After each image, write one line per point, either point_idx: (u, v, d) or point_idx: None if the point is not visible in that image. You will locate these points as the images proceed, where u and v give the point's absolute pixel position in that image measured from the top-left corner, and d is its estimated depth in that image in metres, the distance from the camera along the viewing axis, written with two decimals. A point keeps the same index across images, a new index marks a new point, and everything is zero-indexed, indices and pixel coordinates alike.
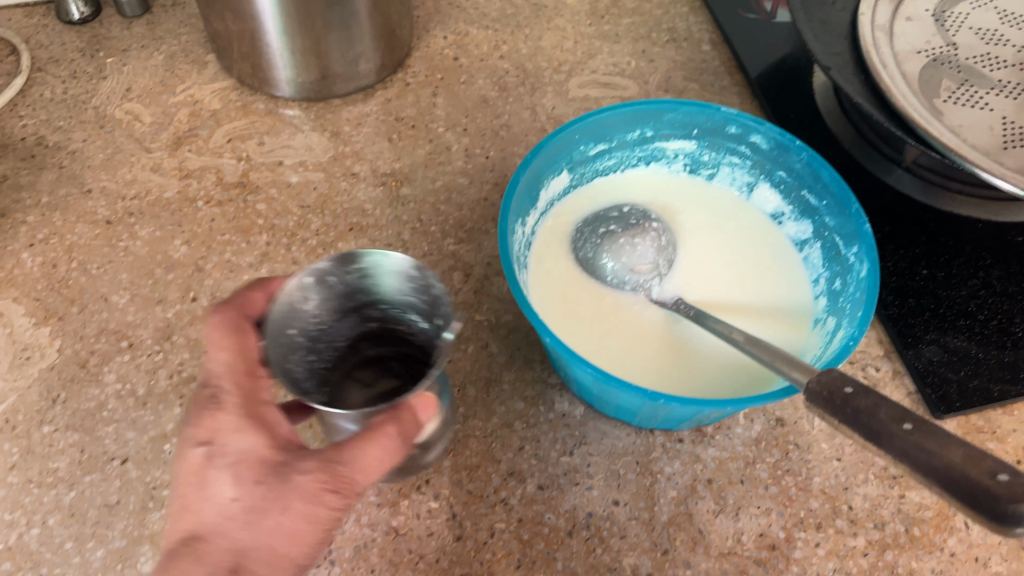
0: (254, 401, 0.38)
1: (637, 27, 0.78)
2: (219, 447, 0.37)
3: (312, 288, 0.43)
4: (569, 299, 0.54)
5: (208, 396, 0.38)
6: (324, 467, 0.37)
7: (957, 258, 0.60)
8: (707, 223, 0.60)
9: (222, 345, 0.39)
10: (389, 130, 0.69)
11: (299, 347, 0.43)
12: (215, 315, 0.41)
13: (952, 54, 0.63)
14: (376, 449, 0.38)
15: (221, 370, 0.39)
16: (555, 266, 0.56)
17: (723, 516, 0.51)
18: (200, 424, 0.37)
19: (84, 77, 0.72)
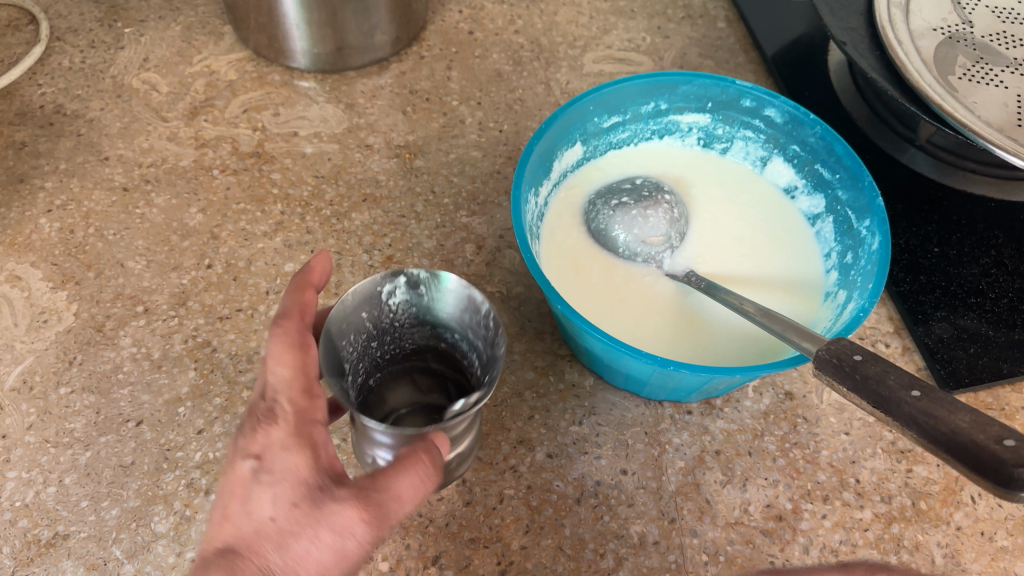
0: (309, 421, 0.37)
1: (653, 3, 0.78)
2: (267, 466, 0.35)
3: (401, 287, 0.42)
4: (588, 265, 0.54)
5: (265, 410, 0.37)
6: (359, 496, 0.35)
7: (969, 236, 0.60)
8: (724, 198, 0.60)
9: (284, 360, 0.37)
10: (404, 103, 0.70)
11: (362, 334, 0.43)
12: (277, 326, 0.38)
13: (968, 32, 0.63)
14: (409, 483, 0.36)
15: (280, 385, 0.37)
16: (568, 237, 0.56)
17: (731, 486, 0.51)
18: (252, 437, 0.36)
19: (102, 46, 0.72)
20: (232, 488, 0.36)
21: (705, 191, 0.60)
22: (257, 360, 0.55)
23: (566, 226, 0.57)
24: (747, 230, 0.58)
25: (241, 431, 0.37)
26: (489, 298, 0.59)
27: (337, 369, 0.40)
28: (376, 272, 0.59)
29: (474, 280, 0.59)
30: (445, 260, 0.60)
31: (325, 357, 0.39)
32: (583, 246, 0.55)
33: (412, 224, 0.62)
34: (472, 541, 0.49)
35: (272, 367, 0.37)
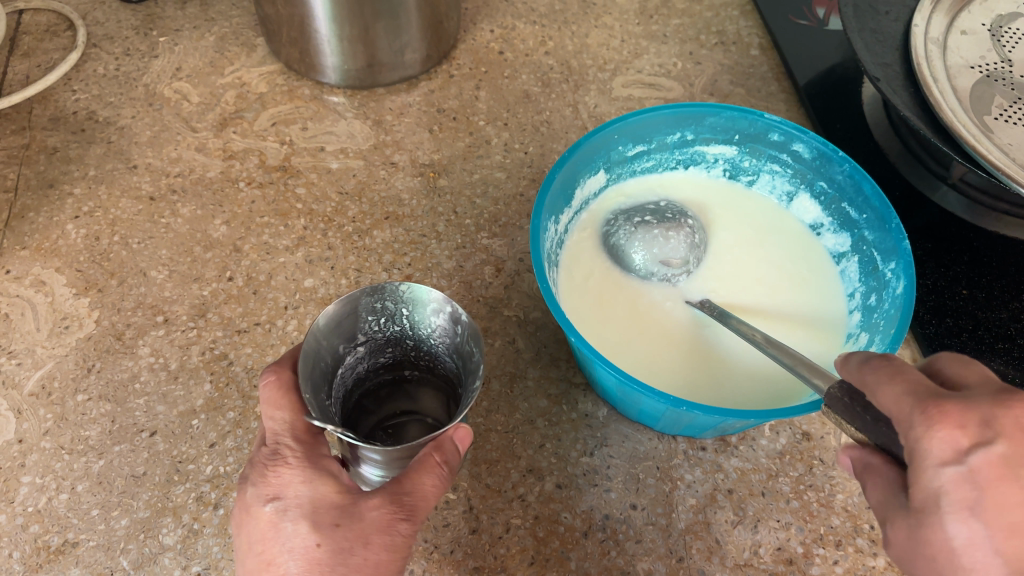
0: (316, 454, 0.39)
1: (686, 28, 0.77)
2: (289, 501, 0.37)
3: (444, 314, 0.41)
4: (608, 279, 0.55)
5: (269, 454, 0.38)
6: (391, 501, 0.37)
7: (1000, 280, 0.59)
8: (754, 235, 0.59)
9: (279, 403, 0.39)
10: (431, 121, 0.70)
11: (395, 326, 0.43)
12: (266, 373, 0.40)
13: (1007, 71, 0.61)
14: (429, 479, 0.37)
15: (280, 427, 0.39)
16: (587, 262, 0.56)
17: (742, 527, 0.51)
18: (266, 482, 0.38)
19: (137, 55, 0.73)
20: (262, 533, 0.37)
21: (741, 224, 0.59)
22: None
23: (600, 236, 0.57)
24: (771, 275, 0.56)
25: (249, 479, 0.38)
26: (506, 323, 0.58)
27: (344, 333, 0.41)
28: None
29: (491, 304, 0.59)
30: (463, 281, 0.60)
31: (334, 322, 0.40)
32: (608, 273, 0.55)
33: (433, 244, 0.62)
34: (476, 570, 0.48)
35: (269, 411, 0.39)
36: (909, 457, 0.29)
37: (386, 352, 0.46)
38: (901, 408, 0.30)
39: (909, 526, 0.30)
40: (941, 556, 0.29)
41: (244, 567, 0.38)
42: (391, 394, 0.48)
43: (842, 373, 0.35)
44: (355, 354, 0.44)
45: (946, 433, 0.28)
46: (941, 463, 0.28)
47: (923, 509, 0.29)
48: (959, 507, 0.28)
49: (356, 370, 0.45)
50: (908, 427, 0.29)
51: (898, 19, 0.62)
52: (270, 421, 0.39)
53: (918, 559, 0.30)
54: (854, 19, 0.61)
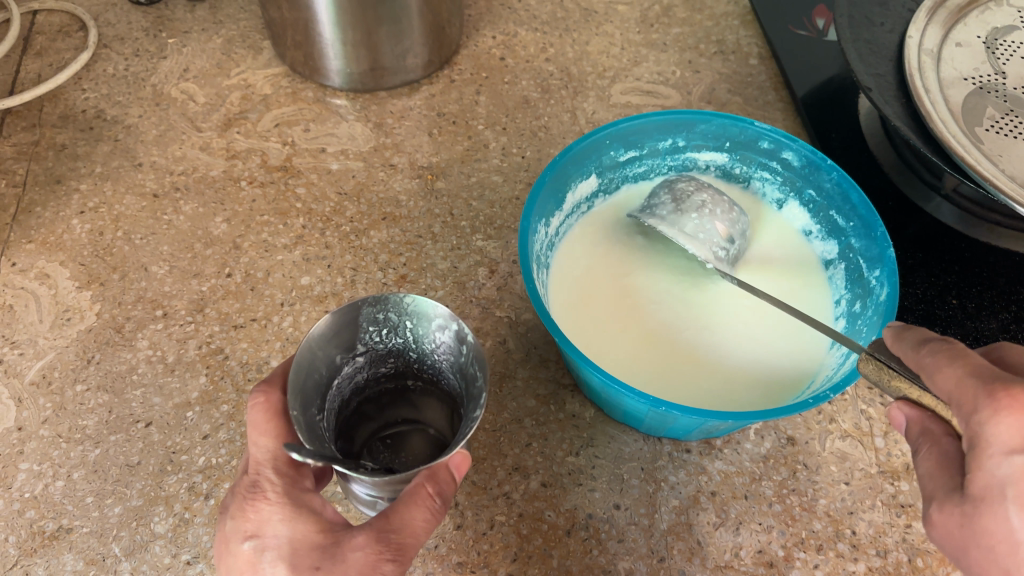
0: (297, 489, 0.40)
1: (686, 37, 0.78)
2: (267, 541, 0.38)
3: (450, 332, 0.41)
4: (597, 284, 0.56)
5: (250, 486, 0.39)
6: (377, 539, 0.37)
7: (990, 290, 0.59)
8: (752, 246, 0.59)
9: (264, 431, 0.40)
10: (431, 125, 0.71)
11: (397, 339, 0.43)
12: (256, 395, 0.41)
13: (1000, 83, 0.62)
14: (419, 513, 0.37)
15: (262, 457, 0.40)
16: (580, 269, 0.56)
17: (724, 529, 0.51)
18: (245, 517, 0.38)
19: (146, 55, 0.75)
20: (240, 572, 0.38)
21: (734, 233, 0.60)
22: (266, 371, 0.56)
23: (593, 245, 0.58)
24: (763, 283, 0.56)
25: (230, 513, 0.39)
26: (497, 323, 0.59)
27: (342, 343, 0.41)
28: (388, 290, 0.60)
29: (483, 305, 0.60)
30: (457, 281, 0.61)
31: (330, 332, 0.40)
32: (597, 280, 0.56)
33: (428, 245, 0.63)
34: (459, 565, 0.49)
35: (255, 437, 0.41)
36: (971, 441, 0.31)
37: (387, 363, 0.45)
38: (963, 391, 0.31)
39: (963, 515, 0.32)
40: (1001, 545, 0.30)
41: None
42: (394, 401, 0.48)
43: (897, 352, 0.37)
44: (355, 364, 0.43)
45: (1014, 419, 0.29)
46: (1009, 453, 0.29)
47: (982, 497, 0.31)
48: (1023, 498, 0.29)
49: (355, 379, 0.44)
50: (971, 410, 0.31)
51: (892, 30, 0.63)
52: (254, 448, 0.40)
53: (969, 545, 0.32)
54: (848, 30, 0.62)
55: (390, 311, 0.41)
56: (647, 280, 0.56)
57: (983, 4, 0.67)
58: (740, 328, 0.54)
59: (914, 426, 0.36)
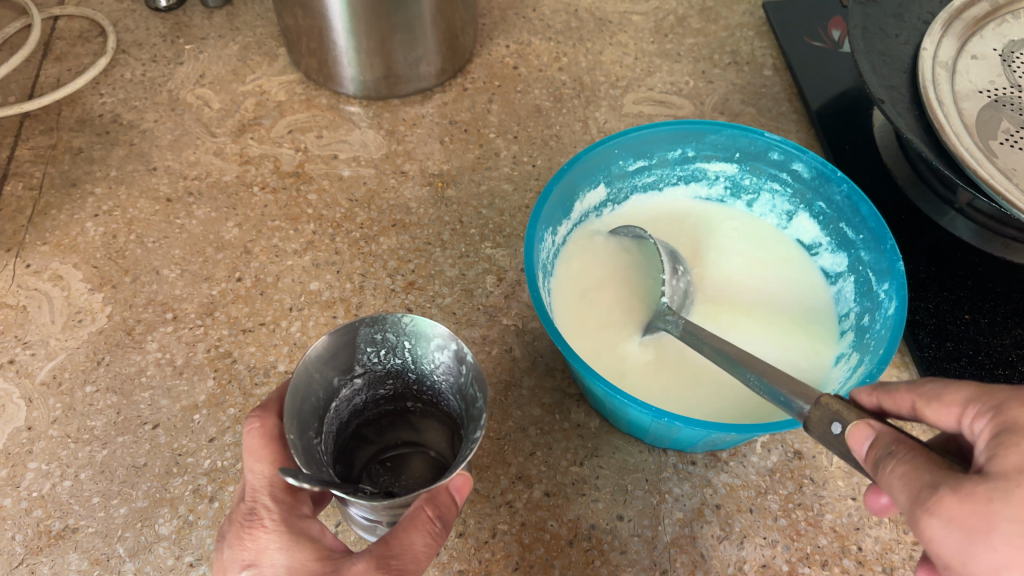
0: (295, 517, 0.40)
1: (700, 48, 0.78)
2: (265, 569, 0.38)
3: (448, 352, 0.41)
4: (598, 302, 0.55)
5: (247, 513, 0.40)
6: (378, 566, 0.37)
7: (1004, 305, 0.59)
8: (753, 260, 0.59)
9: (259, 457, 0.40)
10: (443, 132, 0.71)
11: (395, 361, 0.44)
12: (252, 422, 0.41)
13: (1016, 96, 0.61)
14: (420, 538, 0.37)
15: (258, 484, 0.40)
16: (584, 277, 0.56)
17: (728, 542, 0.51)
18: (243, 546, 0.39)
19: (163, 61, 0.76)
20: None
21: (734, 261, 0.58)
22: (273, 375, 0.56)
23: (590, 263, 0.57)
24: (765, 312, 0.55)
25: (229, 540, 0.40)
26: (504, 331, 0.59)
27: (340, 365, 0.42)
28: (396, 297, 0.60)
29: (490, 313, 0.60)
30: (465, 289, 0.61)
31: (328, 354, 0.41)
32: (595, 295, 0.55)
33: (437, 252, 0.63)
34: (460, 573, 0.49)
35: (251, 463, 0.41)
36: (1001, 425, 0.31)
37: (386, 385, 0.46)
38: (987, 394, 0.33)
39: (988, 491, 0.28)
40: None
41: None
42: (394, 423, 0.48)
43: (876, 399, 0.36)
44: (352, 385, 0.44)
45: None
46: None
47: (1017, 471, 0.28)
48: None
49: (353, 402, 0.45)
50: (999, 403, 0.32)
51: (907, 42, 0.63)
52: (251, 474, 0.41)
53: (993, 527, 0.28)
54: (862, 41, 0.62)
55: (390, 336, 0.42)
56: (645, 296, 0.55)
57: (999, 16, 0.66)
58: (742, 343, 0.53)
59: (882, 436, 0.32)
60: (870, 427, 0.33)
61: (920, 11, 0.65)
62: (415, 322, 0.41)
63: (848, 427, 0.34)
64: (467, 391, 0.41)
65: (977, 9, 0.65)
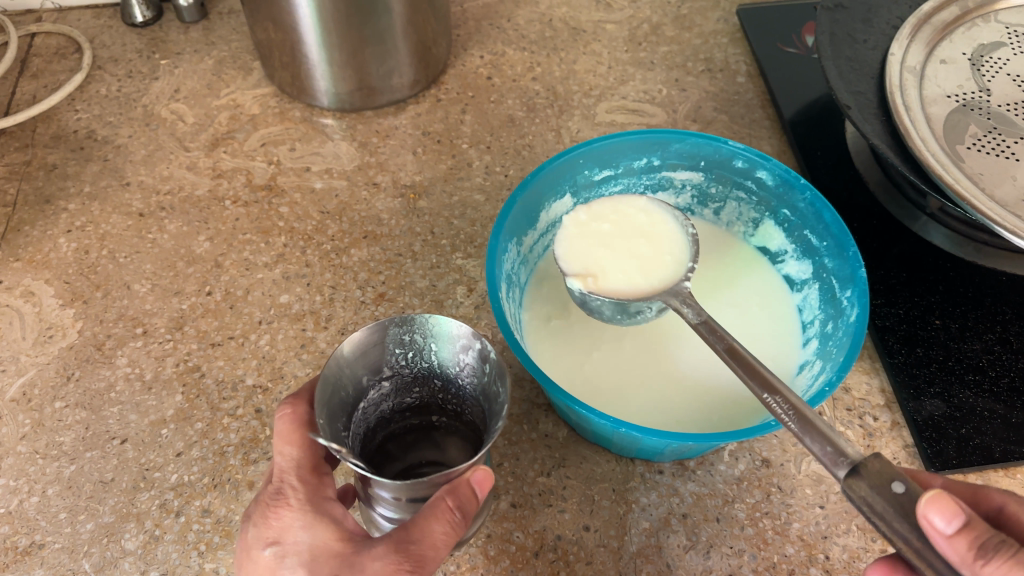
0: (320, 498, 0.40)
1: (674, 56, 0.78)
2: (288, 547, 0.39)
3: (474, 353, 0.42)
4: (618, 253, 0.52)
5: (273, 493, 0.41)
6: (396, 550, 0.37)
7: (975, 310, 0.58)
8: (743, 285, 0.58)
9: (289, 439, 0.41)
10: (416, 144, 0.71)
11: (426, 368, 0.44)
12: (284, 405, 0.42)
13: (984, 100, 0.61)
14: (439, 526, 0.37)
15: (286, 465, 0.41)
16: (591, 237, 0.53)
17: (694, 552, 0.50)
18: (268, 525, 0.40)
19: (138, 76, 0.76)
20: None
21: (724, 286, 0.58)
22: (241, 389, 0.56)
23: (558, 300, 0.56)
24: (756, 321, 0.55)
25: (254, 519, 0.40)
26: None
27: (369, 364, 0.43)
28: (366, 309, 0.60)
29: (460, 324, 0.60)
30: (435, 300, 0.61)
31: (358, 350, 0.42)
32: (555, 322, 0.56)
33: (407, 263, 0.63)
34: None
35: (279, 446, 0.42)
36: None
37: (412, 393, 0.47)
38: None
39: None
40: None
41: None
42: (418, 441, 0.48)
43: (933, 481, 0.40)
44: (379, 389, 0.45)
45: None
46: None
47: None
48: None
49: (380, 407, 0.46)
50: None
51: (876, 47, 0.63)
52: (278, 456, 0.41)
53: None
54: (829, 48, 0.62)
55: (424, 339, 0.43)
56: (628, 214, 0.55)
57: (970, 21, 0.66)
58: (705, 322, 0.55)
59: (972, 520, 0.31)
60: (957, 503, 0.31)
61: (889, 16, 0.65)
62: (451, 323, 0.42)
63: (924, 495, 0.31)
64: (494, 387, 0.41)
65: (946, 14, 0.65)
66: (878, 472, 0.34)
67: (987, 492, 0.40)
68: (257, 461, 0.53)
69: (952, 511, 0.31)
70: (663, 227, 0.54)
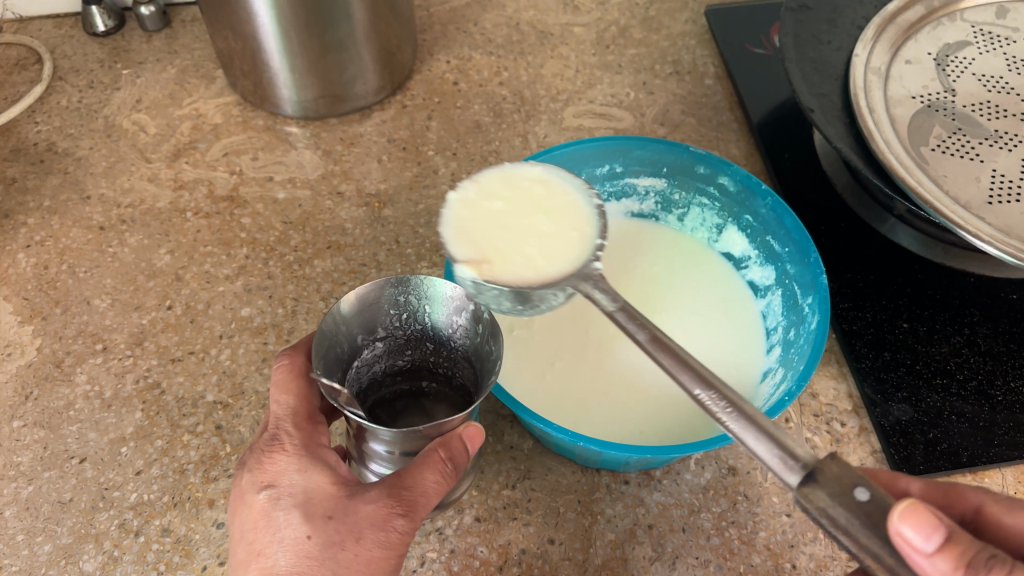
0: (314, 445, 0.41)
1: (642, 58, 0.78)
2: (283, 490, 0.39)
3: (469, 312, 0.43)
4: (516, 234, 0.44)
5: (268, 439, 0.41)
6: (389, 494, 0.38)
7: (943, 313, 0.58)
8: (705, 288, 0.58)
9: (288, 388, 0.42)
10: (381, 151, 0.71)
11: (419, 329, 0.45)
12: (282, 358, 0.44)
13: (949, 100, 0.60)
14: (431, 474, 0.38)
15: (283, 413, 0.42)
16: (484, 217, 0.45)
17: (659, 563, 0.50)
18: (262, 469, 0.39)
19: (100, 87, 0.75)
20: (254, 521, 0.38)
21: (688, 293, 0.57)
22: (201, 405, 0.55)
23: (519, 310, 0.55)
24: (715, 322, 0.56)
25: (247, 465, 0.40)
26: None
27: (364, 323, 0.44)
28: None
29: None
30: None
31: (356, 309, 0.42)
32: (518, 332, 0.55)
33: (372, 273, 0.62)
34: None
35: (275, 396, 0.42)
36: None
37: (405, 355, 0.47)
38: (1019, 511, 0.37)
39: None
40: None
41: (234, 556, 0.39)
42: (407, 409, 0.48)
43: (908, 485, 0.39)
44: (373, 350, 0.45)
45: None
46: None
47: None
48: None
49: (372, 368, 0.47)
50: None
51: (840, 48, 0.62)
52: (275, 405, 0.42)
53: None
54: (794, 50, 0.61)
55: (418, 299, 0.44)
56: (524, 184, 0.47)
57: (935, 20, 0.66)
58: (666, 330, 0.55)
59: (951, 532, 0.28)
60: (934, 515, 0.28)
61: (854, 16, 0.65)
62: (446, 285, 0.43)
63: (898, 509, 0.27)
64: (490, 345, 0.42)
65: (911, 14, 0.65)
66: (836, 477, 0.29)
67: (963, 493, 0.39)
68: (217, 478, 0.52)
69: (930, 524, 0.27)
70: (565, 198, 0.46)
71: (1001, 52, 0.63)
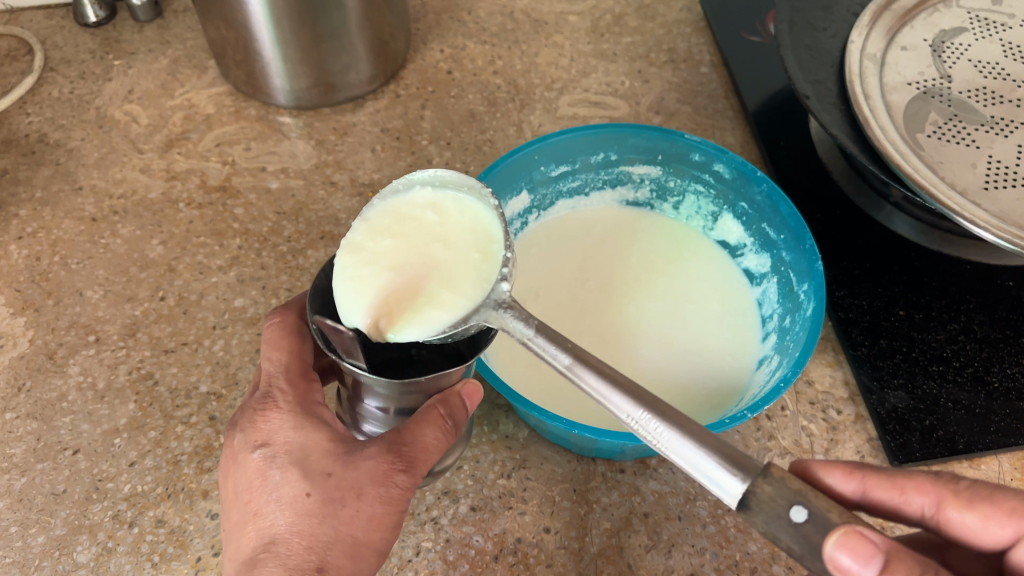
0: (309, 402, 0.41)
1: (636, 46, 0.77)
2: (277, 448, 0.39)
3: None
4: (414, 271, 0.41)
5: (261, 396, 0.41)
6: (389, 450, 0.38)
7: (939, 300, 0.58)
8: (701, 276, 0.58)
9: (279, 346, 0.43)
10: (374, 141, 0.70)
11: None
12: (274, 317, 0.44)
13: (945, 87, 0.60)
14: (431, 430, 0.39)
15: (275, 370, 0.42)
16: (379, 257, 0.42)
17: (655, 552, 0.50)
18: (256, 428, 0.40)
19: (91, 77, 0.75)
20: (251, 479, 0.39)
21: (684, 280, 0.57)
22: (195, 396, 0.55)
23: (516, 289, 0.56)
24: (712, 310, 0.55)
25: (241, 424, 0.41)
26: None
27: None
28: None
29: None
30: None
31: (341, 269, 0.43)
32: None
33: None
34: None
35: (268, 353, 0.43)
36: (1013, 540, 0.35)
37: None
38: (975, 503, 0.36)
39: None
40: None
41: (232, 512, 0.40)
42: None
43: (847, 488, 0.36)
44: None
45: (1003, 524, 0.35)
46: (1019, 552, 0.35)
47: None
48: None
49: None
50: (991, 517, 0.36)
51: (835, 35, 0.62)
52: (267, 363, 0.43)
53: None
54: (789, 36, 0.61)
55: None
56: (413, 213, 0.44)
57: (930, 7, 0.66)
58: (661, 317, 0.55)
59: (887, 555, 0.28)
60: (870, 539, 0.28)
61: (849, 3, 0.65)
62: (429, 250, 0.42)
63: (834, 535, 0.28)
64: None
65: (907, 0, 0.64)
66: (771, 500, 0.29)
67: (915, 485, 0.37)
68: (211, 469, 0.52)
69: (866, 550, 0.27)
70: (460, 216, 0.43)
71: (997, 39, 0.63)
